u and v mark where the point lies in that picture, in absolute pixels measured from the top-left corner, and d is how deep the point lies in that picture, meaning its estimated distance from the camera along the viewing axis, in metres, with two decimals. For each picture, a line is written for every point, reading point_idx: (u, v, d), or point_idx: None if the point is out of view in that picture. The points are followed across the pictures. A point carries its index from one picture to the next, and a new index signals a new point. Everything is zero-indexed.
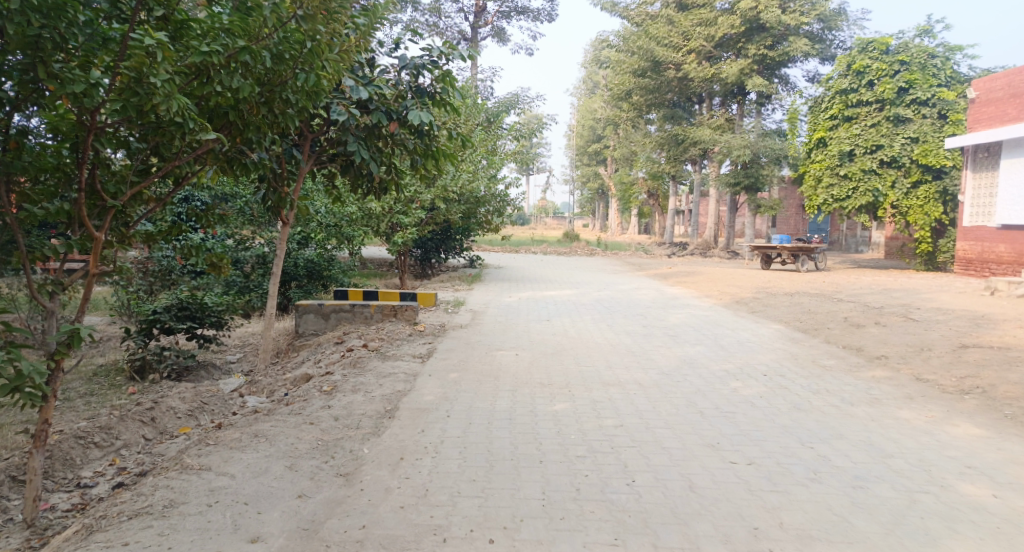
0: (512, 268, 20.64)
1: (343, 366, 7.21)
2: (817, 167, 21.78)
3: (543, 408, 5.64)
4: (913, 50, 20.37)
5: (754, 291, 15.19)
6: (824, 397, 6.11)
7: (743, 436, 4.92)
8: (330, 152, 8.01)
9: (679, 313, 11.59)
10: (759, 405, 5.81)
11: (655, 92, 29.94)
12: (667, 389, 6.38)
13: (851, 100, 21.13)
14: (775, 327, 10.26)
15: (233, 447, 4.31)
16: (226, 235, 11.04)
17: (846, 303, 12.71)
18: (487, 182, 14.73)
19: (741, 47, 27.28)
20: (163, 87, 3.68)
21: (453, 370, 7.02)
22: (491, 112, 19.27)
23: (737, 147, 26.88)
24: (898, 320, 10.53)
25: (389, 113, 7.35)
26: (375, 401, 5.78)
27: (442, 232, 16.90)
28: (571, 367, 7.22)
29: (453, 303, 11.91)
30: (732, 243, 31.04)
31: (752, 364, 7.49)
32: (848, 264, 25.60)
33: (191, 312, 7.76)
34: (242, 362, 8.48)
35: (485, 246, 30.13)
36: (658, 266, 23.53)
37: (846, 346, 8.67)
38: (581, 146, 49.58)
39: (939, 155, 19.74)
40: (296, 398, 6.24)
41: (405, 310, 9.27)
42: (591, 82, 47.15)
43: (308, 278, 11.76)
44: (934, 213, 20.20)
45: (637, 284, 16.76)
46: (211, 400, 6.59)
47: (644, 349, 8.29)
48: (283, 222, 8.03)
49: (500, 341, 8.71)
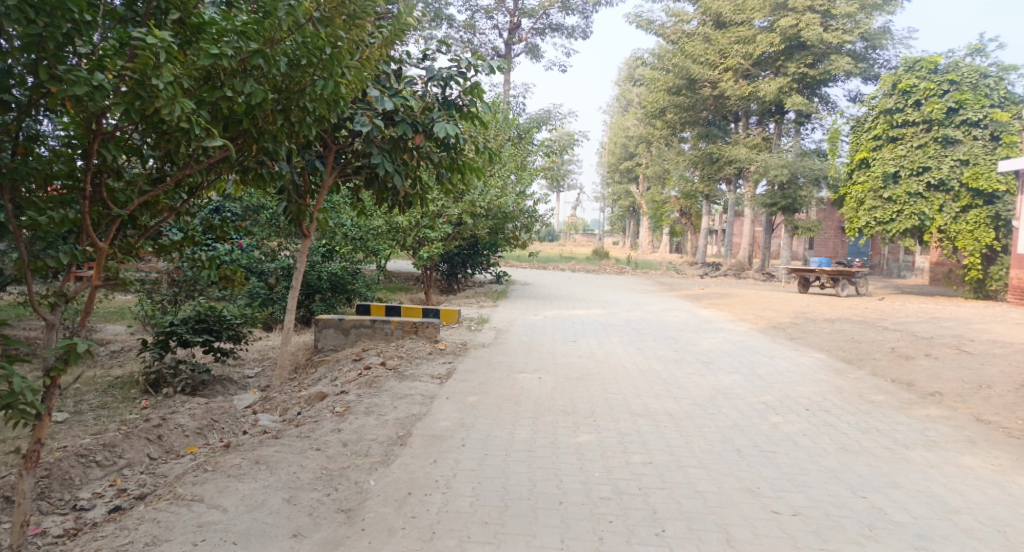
0: (540, 285, 20.34)
1: (359, 386, 6.91)
2: (859, 190, 21.12)
3: (566, 440, 5.25)
4: (963, 69, 19.65)
5: (792, 316, 14.59)
6: (875, 437, 5.62)
7: (786, 481, 4.48)
8: (354, 164, 7.74)
9: (713, 338, 11.09)
10: (802, 444, 5.35)
11: (690, 110, 29.46)
12: (700, 422, 5.95)
13: (896, 120, 20.41)
14: (815, 356, 9.71)
15: (231, 475, 4.02)
16: (252, 246, 11.00)
17: (892, 332, 12.08)
18: (515, 198, 14.44)
19: (780, 66, 26.71)
20: (166, 90, 3.41)
21: (473, 393, 6.67)
22: (522, 128, 19.04)
23: (774, 167, 26.20)
24: (950, 352, 9.91)
25: (415, 125, 7.09)
26: (388, 426, 5.46)
27: (469, 247, 16.64)
28: (597, 394, 6.82)
29: (477, 320, 11.62)
30: (767, 265, 30.22)
31: (794, 397, 7.00)
32: (890, 290, 24.66)
33: (209, 325, 7.57)
34: (260, 378, 8.26)
35: (514, 262, 29.88)
36: (689, 287, 22.92)
37: (895, 380, 8.12)
38: (613, 163, 49.19)
39: (991, 179, 18.90)
40: (308, 420, 5.96)
41: (426, 327, 8.98)
42: (624, 100, 46.84)
43: (331, 292, 11.53)
44: (985, 239, 19.34)
45: (668, 305, 16.28)
46: (222, 418, 6.33)
47: (676, 376, 7.86)
48: (304, 236, 7.78)
49: (524, 363, 8.34)
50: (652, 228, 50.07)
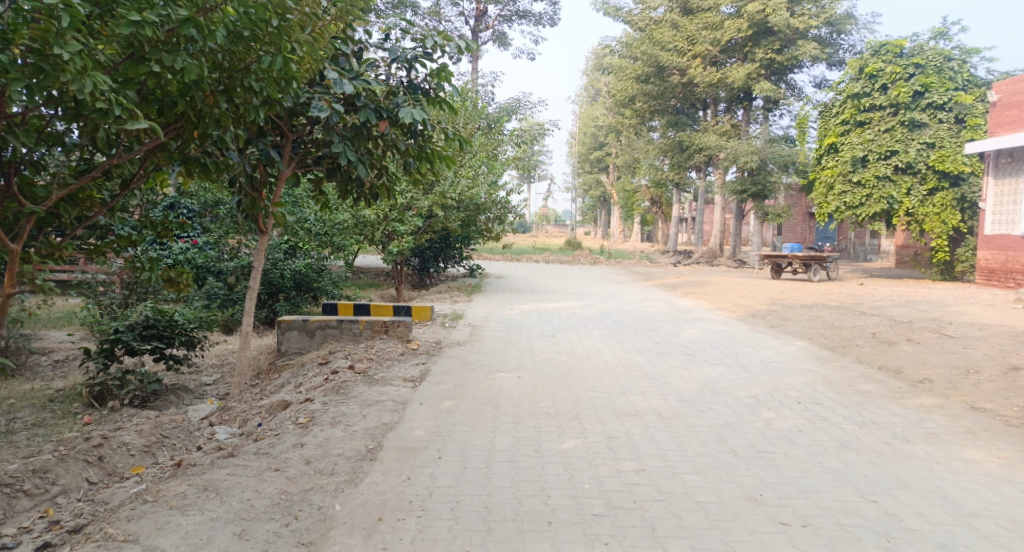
0: (513, 277, 19.93)
1: (324, 393, 6.44)
2: (828, 174, 21.07)
3: (551, 447, 4.86)
4: (928, 52, 19.69)
5: (769, 303, 14.44)
6: (873, 432, 5.34)
7: (790, 486, 4.15)
8: (315, 152, 7.20)
9: (693, 328, 10.81)
10: (800, 442, 5.04)
11: (659, 98, 29.26)
12: (691, 421, 5.61)
13: (864, 104, 20.41)
14: (798, 344, 9.48)
15: (174, 507, 3.55)
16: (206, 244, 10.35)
17: (871, 316, 11.95)
18: (487, 188, 13.97)
19: (748, 52, 26.57)
20: (73, 62, 2.90)
21: (448, 397, 6.23)
22: (491, 117, 18.51)
23: (744, 154, 26.09)
24: (931, 336, 9.77)
25: (379, 110, 6.60)
26: (356, 439, 5.01)
27: (441, 240, 16.19)
28: (580, 393, 6.44)
29: (451, 316, 11.17)
30: (739, 252, 30.25)
31: (783, 390, 6.71)
32: (860, 274, 24.81)
33: (158, 331, 7.02)
34: (218, 386, 7.73)
35: (486, 255, 29.48)
36: (663, 275, 22.73)
37: (881, 367, 7.90)
38: (583, 153, 48.98)
39: (957, 161, 19.01)
40: (267, 433, 5.47)
41: (397, 326, 8.51)
42: (593, 89, 46.56)
43: (295, 290, 10.91)
44: (951, 222, 19.52)
45: (644, 295, 16.04)
46: (173, 433, 5.82)
47: (660, 371, 7.53)
48: (261, 231, 7.20)
49: (501, 361, 7.93)
50: (623, 218, 49.99)
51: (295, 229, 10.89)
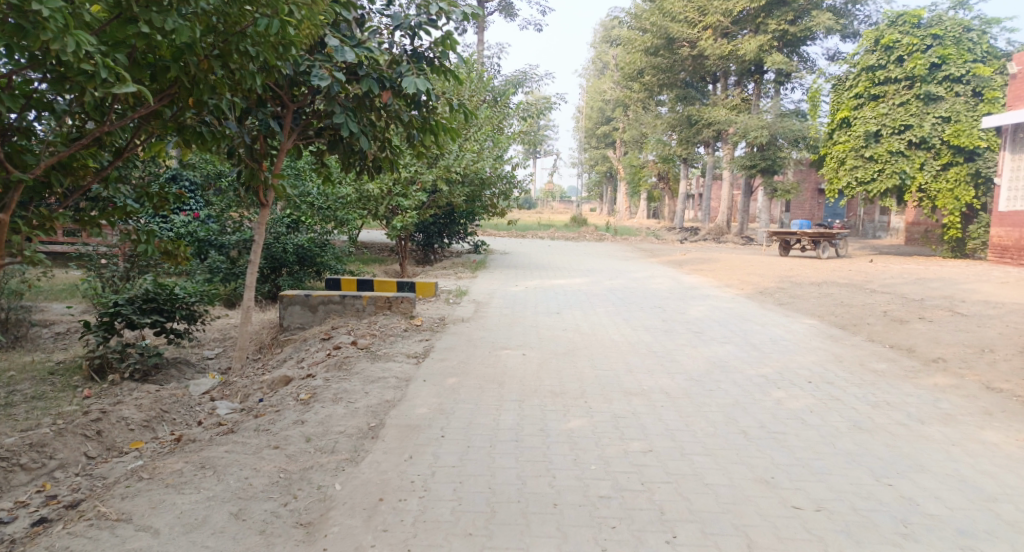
0: (519, 253, 19.78)
1: (326, 369, 6.34)
2: (840, 149, 20.71)
3: (556, 426, 4.76)
4: (947, 23, 19.26)
5: (778, 280, 14.26)
6: (886, 412, 5.21)
7: (803, 469, 4.04)
8: (316, 124, 7.01)
9: (701, 305, 10.66)
10: (812, 423, 4.91)
11: (668, 71, 28.76)
12: (700, 400, 5.49)
13: (878, 77, 19.96)
14: (808, 322, 9.33)
15: (170, 486, 3.46)
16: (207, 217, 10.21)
17: (882, 294, 11.77)
18: (493, 162, 13.76)
19: (760, 23, 25.97)
20: (52, 19, 2.73)
21: (452, 374, 6.13)
22: (497, 90, 18.19)
23: (754, 128, 25.66)
24: (944, 314, 9.60)
25: (381, 80, 6.41)
26: (358, 416, 4.91)
27: (446, 216, 16.02)
28: (587, 371, 6.33)
29: (455, 292, 11.04)
30: (746, 228, 29.96)
31: (793, 369, 6.58)
32: (869, 251, 24.54)
33: (159, 304, 6.92)
34: (220, 360, 7.66)
35: (492, 230, 29.30)
36: (670, 252, 22.51)
37: (893, 346, 7.75)
38: (590, 128, 48.44)
39: (972, 136, 18.61)
40: (267, 410, 5.37)
41: (400, 302, 8.39)
42: (600, 63, 45.89)
43: (298, 264, 10.77)
44: (964, 198, 19.21)
45: (651, 271, 15.87)
46: (173, 408, 5.74)
47: (668, 349, 7.40)
48: (262, 204, 7.04)
49: (506, 338, 7.81)
50: (629, 194, 49.57)
51: (297, 202, 10.72)
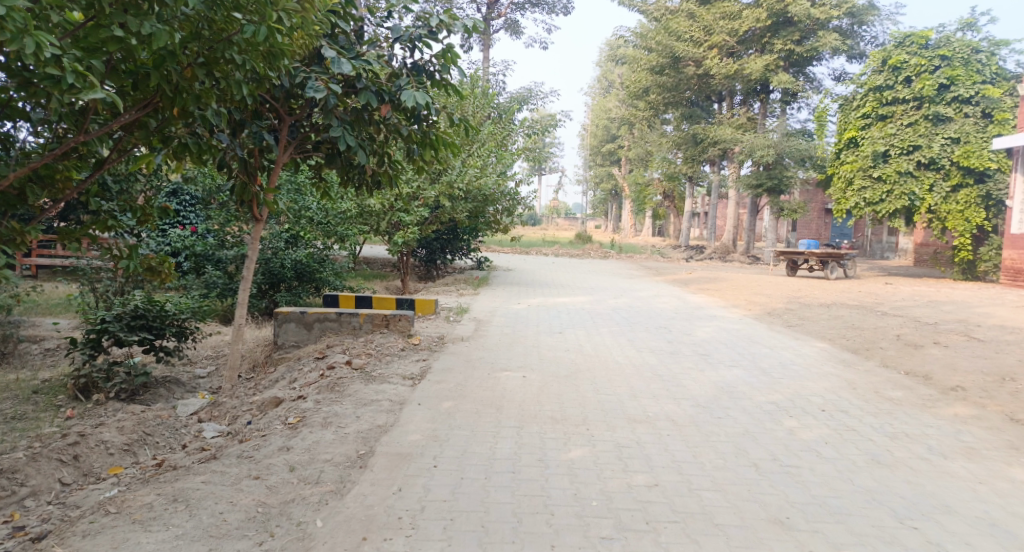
0: (522, 270, 19.52)
1: (318, 390, 6.10)
2: (847, 169, 20.49)
3: (555, 456, 4.50)
4: (955, 44, 19.08)
5: (786, 301, 13.98)
6: (905, 445, 4.93)
7: (819, 508, 3.77)
8: (313, 137, 6.84)
9: (707, 327, 10.37)
10: (828, 456, 4.64)
11: (674, 90, 28.67)
12: (708, 429, 5.22)
13: (886, 97, 19.80)
14: (818, 345, 9.04)
15: (136, 522, 3.23)
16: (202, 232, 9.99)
17: (893, 317, 11.48)
18: (497, 179, 13.57)
19: (766, 43, 25.89)
20: (12, 19, 2.53)
21: (448, 397, 5.88)
22: (501, 107, 18.04)
23: (760, 148, 25.48)
24: (959, 339, 9.31)
25: (380, 93, 6.23)
26: (347, 443, 4.65)
27: (448, 232, 15.82)
28: (589, 396, 6.07)
29: (456, 310, 10.81)
30: (753, 248, 29.67)
31: (805, 396, 6.30)
32: (877, 272, 24.23)
33: (148, 321, 6.70)
34: (211, 379, 7.43)
35: (495, 247, 29.08)
36: (676, 271, 22.23)
37: (909, 373, 7.46)
38: (595, 146, 48.39)
39: (982, 157, 18.37)
40: (254, 434, 5.13)
41: (398, 320, 8.14)
42: (606, 81, 45.95)
43: (297, 280, 10.55)
44: (975, 220, 18.95)
45: (656, 291, 15.60)
46: (157, 430, 5.50)
47: (674, 373, 7.14)
48: (256, 219, 6.85)
49: (506, 359, 7.56)
50: (634, 211, 49.37)
51: (296, 216, 10.48)
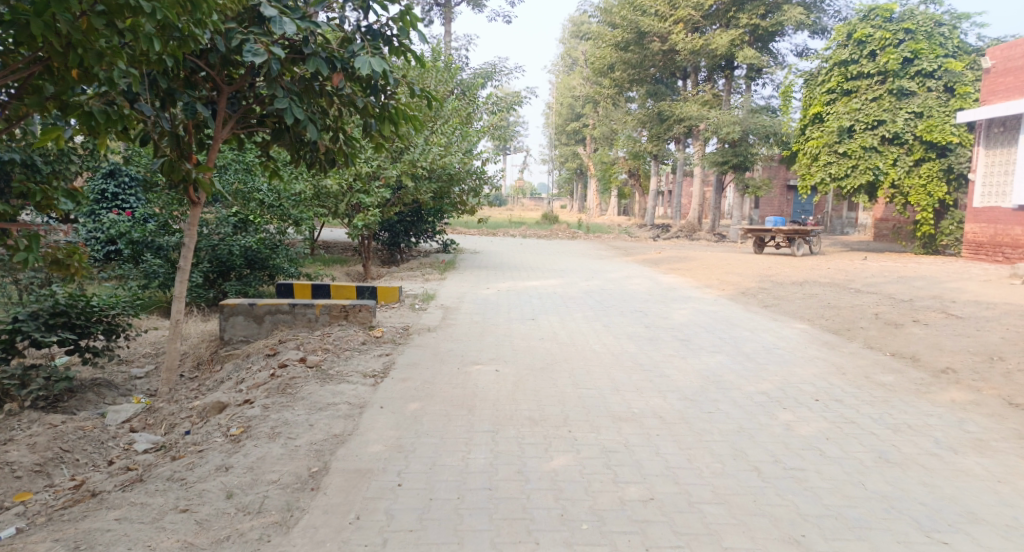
0: (490, 252, 18.96)
1: (267, 393, 5.50)
2: (813, 145, 20.31)
3: (537, 466, 4.00)
4: (919, 17, 18.95)
5: (759, 279, 13.73)
6: (911, 438, 4.55)
7: (835, 522, 3.33)
8: (257, 110, 6.13)
9: (683, 309, 9.98)
10: (833, 455, 4.22)
11: (638, 66, 28.20)
12: (699, 426, 4.77)
13: (851, 72, 19.69)
14: (799, 327, 8.71)
15: None
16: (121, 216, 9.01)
17: (869, 295, 11.27)
18: (462, 157, 12.90)
19: (731, 17, 25.58)
20: None
21: (414, 398, 5.32)
22: (465, 83, 17.33)
23: (726, 124, 25.27)
24: (938, 316, 9.09)
25: (331, 60, 5.59)
26: (296, 458, 4.07)
27: (412, 213, 15.16)
28: (567, 391, 5.58)
29: (421, 296, 10.22)
30: (719, 225, 29.56)
31: (795, 384, 5.92)
32: (840, 247, 24.30)
33: (71, 319, 6.02)
34: (150, 381, 6.77)
35: (461, 229, 28.41)
36: (645, 250, 21.96)
37: (896, 354, 7.14)
38: (559, 124, 47.75)
39: (944, 132, 18.26)
40: (189, 448, 4.50)
41: (358, 311, 7.48)
42: (570, 59, 45.32)
43: (248, 268, 9.79)
44: (937, 194, 18.96)
45: (628, 272, 15.20)
46: (79, 446, 4.84)
47: (655, 361, 6.70)
48: (192, 202, 6.10)
49: (476, 351, 7.01)
50: (599, 190, 49.01)
51: (244, 200, 9.70)
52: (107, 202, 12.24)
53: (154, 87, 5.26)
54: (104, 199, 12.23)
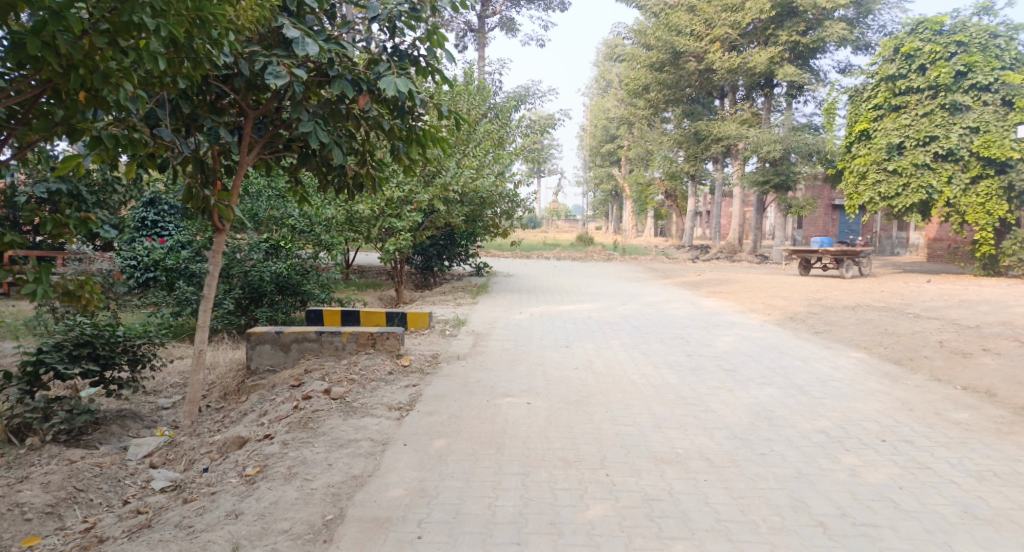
0: (524, 276, 18.63)
1: (288, 427, 5.23)
2: (860, 163, 19.53)
3: (571, 517, 3.60)
4: (971, 29, 18.19)
5: (806, 303, 13.09)
6: (1000, 488, 4.02)
7: None
8: (284, 134, 5.93)
9: (727, 336, 9.46)
10: (908, 508, 3.72)
11: (674, 87, 27.78)
12: (752, 471, 4.32)
13: (899, 87, 18.87)
14: (855, 356, 8.14)
15: None
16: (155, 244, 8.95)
17: (929, 320, 10.56)
18: (495, 180, 12.66)
19: (770, 35, 25.01)
20: None
21: (440, 434, 4.99)
22: (497, 106, 17.19)
23: (766, 143, 24.58)
24: (1010, 345, 8.39)
25: (357, 82, 5.37)
26: (311, 504, 3.77)
27: (445, 237, 14.98)
28: (605, 428, 5.17)
29: (453, 323, 9.93)
30: (760, 246, 28.71)
31: (857, 422, 5.40)
32: (891, 269, 23.32)
33: (95, 350, 5.85)
34: (175, 412, 6.57)
35: (495, 252, 28.18)
36: (684, 272, 21.33)
37: (967, 388, 6.53)
38: (594, 146, 47.47)
39: (1004, 147, 17.48)
40: (203, 490, 4.24)
41: (386, 339, 7.22)
42: (603, 81, 45.15)
43: (279, 293, 9.63)
44: (997, 212, 18.05)
45: (666, 295, 14.67)
46: (93, 484, 4.61)
47: (700, 394, 6.24)
48: (217, 229, 5.91)
49: (508, 381, 6.66)
50: (635, 211, 48.43)
51: (275, 225, 9.71)
52: (147, 230, 12.31)
53: (176, 112, 5.09)
54: (144, 227, 12.30)
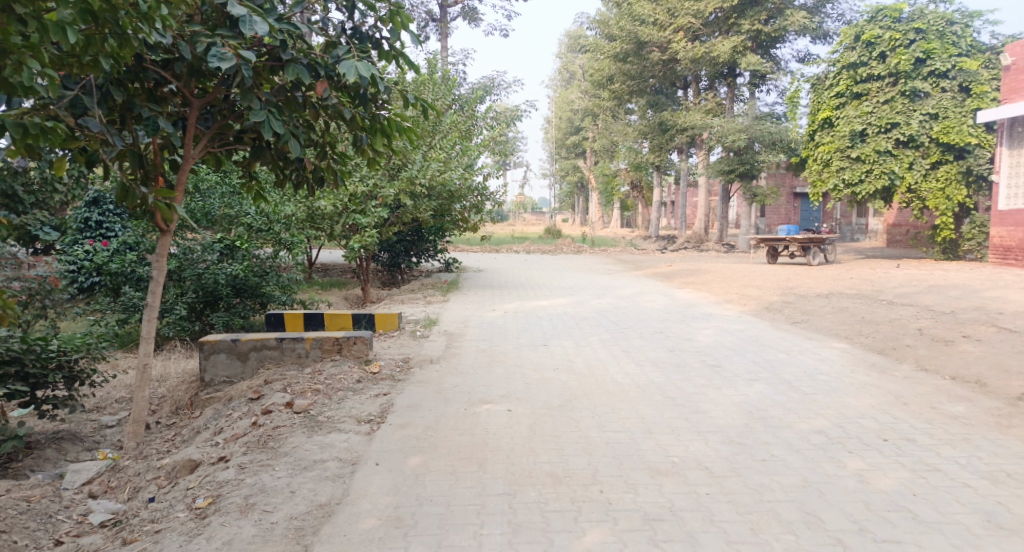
0: (493, 271, 18.18)
1: (245, 447, 4.74)
2: (824, 150, 19.58)
3: (566, 546, 3.22)
4: (930, 16, 18.26)
5: (781, 292, 12.97)
6: (1018, 491, 3.77)
7: None
8: (234, 125, 5.39)
9: (706, 329, 9.20)
10: (927, 520, 3.44)
11: (637, 77, 27.55)
12: (756, 481, 4.00)
13: (860, 75, 18.92)
14: (838, 347, 7.93)
15: None
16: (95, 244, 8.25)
17: (905, 307, 10.47)
18: (462, 172, 12.17)
19: (732, 24, 25.00)
20: None
21: (415, 450, 4.56)
22: (462, 97, 16.70)
23: (731, 132, 24.57)
24: (989, 331, 8.29)
25: (313, 67, 4.85)
26: (270, 542, 3.32)
27: (413, 232, 14.49)
28: (593, 437, 4.80)
29: (423, 322, 9.47)
30: (726, 235, 28.73)
31: (854, 420, 5.14)
32: (856, 255, 23.56)
33: (24, 366, 5.26)
34: (120, 432, 6.00)
35: (462, 247, 27.70)
36: (654, 264, 21.14)
37: (957, 379, 6.34)
38: (559, 139, 47.15)
39: (963, 132, 17.65)
40: (145, 528, 3.75)
41: (352, 343, 6.74)
42: (567, 72, 44.85)
43: (236, 296, 9.04)
44: (957, 198, 18.27)
45: (640, 287, 14.42)
46: (19, 523, 4.05)
47: (688, 394, 5.93)
48: (161, 231, 5.34)
49: (484, 386, 6.24)
50: (601, 203, 48.34)
51: (230, 224, 9.02)
52: (91, 231, 11.55)
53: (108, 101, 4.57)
54: (88, 228, 11.57)
